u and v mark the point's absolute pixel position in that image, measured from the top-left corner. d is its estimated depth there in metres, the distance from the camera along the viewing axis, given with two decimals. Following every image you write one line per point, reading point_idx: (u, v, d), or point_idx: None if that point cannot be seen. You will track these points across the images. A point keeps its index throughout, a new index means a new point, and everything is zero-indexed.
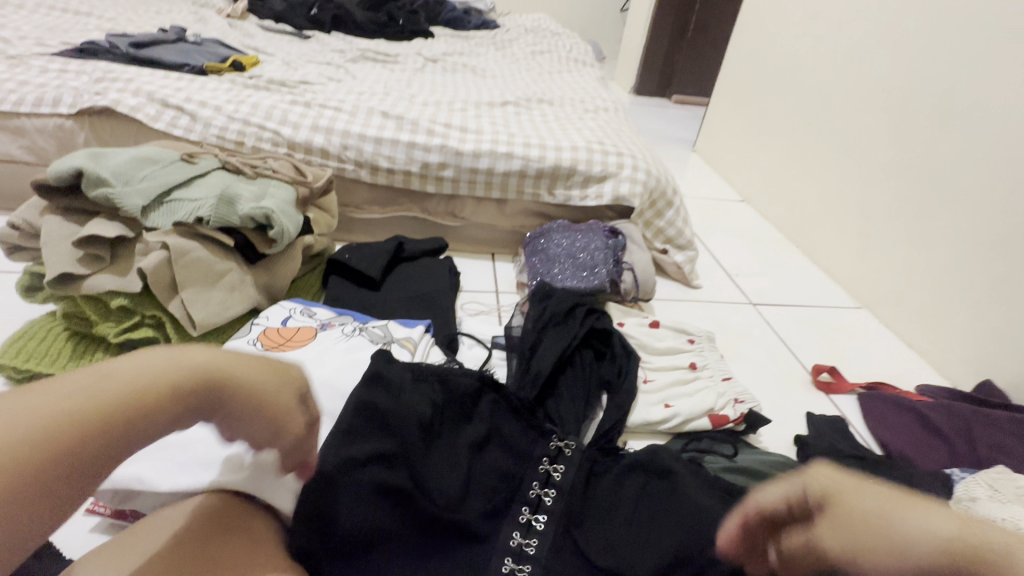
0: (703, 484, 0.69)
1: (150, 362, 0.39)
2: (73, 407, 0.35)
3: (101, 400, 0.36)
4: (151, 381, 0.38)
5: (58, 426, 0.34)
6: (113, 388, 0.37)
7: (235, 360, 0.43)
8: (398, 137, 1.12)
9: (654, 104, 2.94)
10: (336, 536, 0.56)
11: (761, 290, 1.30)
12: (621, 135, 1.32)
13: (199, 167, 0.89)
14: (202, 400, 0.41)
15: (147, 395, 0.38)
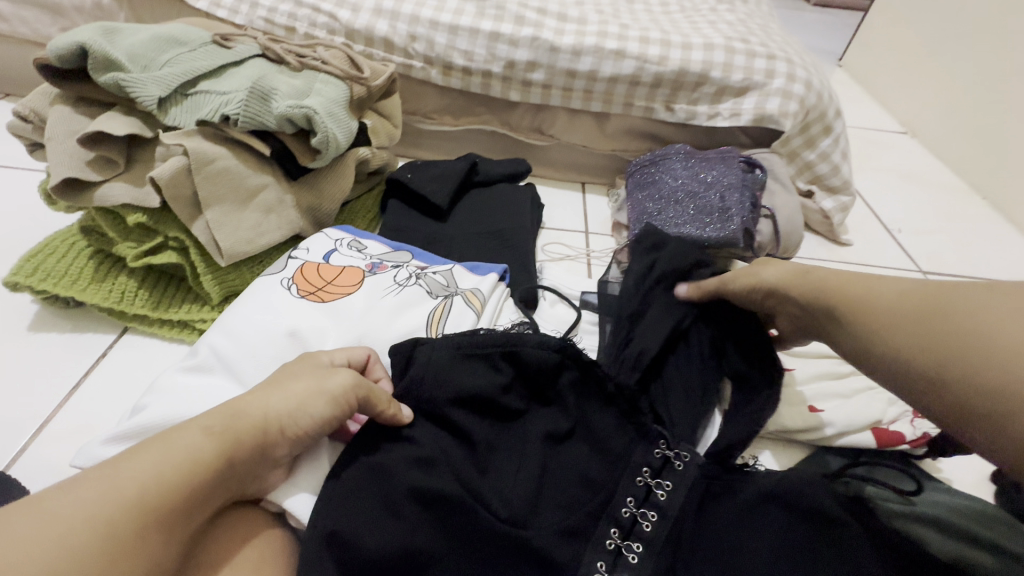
0: (877, 542, 0.47)
1: (183, 435, 0.35)
2: (122, 495, 0.32)
3: (150, 488, 0.33)
4: (194, 456, 0.35)
5: (112, 523, 0.31)
6: (167, 464, 0.34)
7: (270, 403, 0.39)
8: (478, 26, 0.88)
9: (788, 5, 2.38)
10: (364, 561, 0.42)
11: (933, 255, 0.99)
12: (771, 32, 0.99)
13: (234, 52, 0.71)
14: (254, 452, 0.38)
15: (197, 469, 0.35)
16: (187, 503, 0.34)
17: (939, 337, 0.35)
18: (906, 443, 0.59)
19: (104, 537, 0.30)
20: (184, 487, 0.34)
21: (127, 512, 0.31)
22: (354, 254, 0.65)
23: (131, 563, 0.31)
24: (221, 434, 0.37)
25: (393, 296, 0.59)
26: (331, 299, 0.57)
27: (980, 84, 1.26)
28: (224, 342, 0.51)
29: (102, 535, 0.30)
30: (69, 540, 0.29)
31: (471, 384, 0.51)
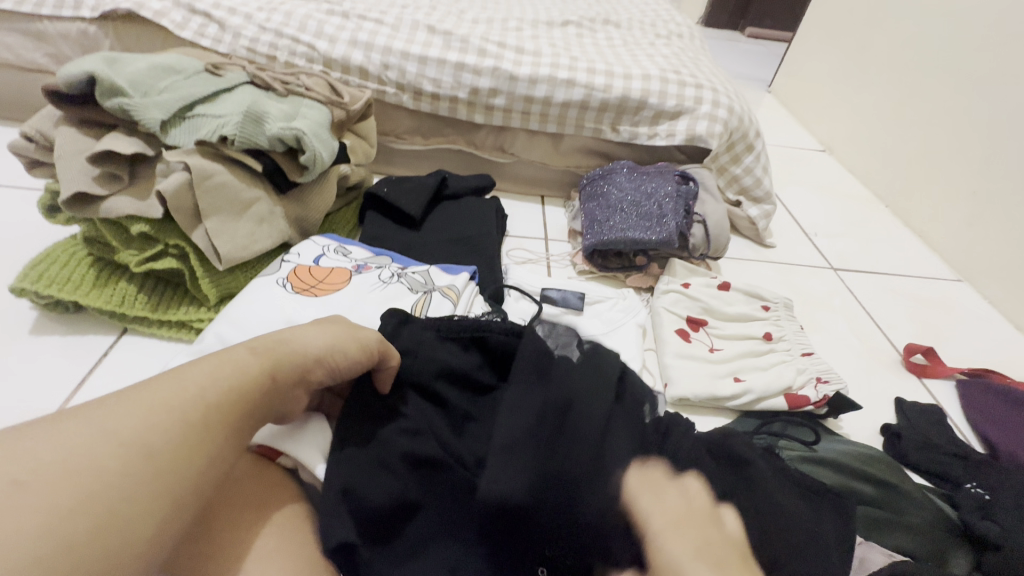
0: (781, 476, 0.57)
1: (229, 360, 0.39)
2: (184, 402, 0.36)
3: (205, 398, 0.37)
4: (244, 372, 0.39)
5: (177, 424, 0.35)
6: (220, 378, 0.38)
7: (307, 340, 0.44)
8: (445, 57, 0.99)
9: (723, 37, 2.62)
10: (367, 511, 0.50)
11: (843, 254, 1.15)
12: (700, 65, 1.14)
13: (225, 79, 0.79)
14: (292, 380, 0.43)
15: (244, 385, 0.39)
16: (239, 417, 0.38)
17: None
18: (810, 403, 0.72)
19: (170, 434, 0.34)
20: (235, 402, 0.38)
21: (189, 417, 0.35)
22: (340, 258, 0.73)
23: (197, 454, 0.35)
24: (262, 361, 0.41)
25: (377, 292, 0.67)
26: (324, 295, 0.65)
27: (880, 109, 1.46)
28: (231, 332, 0.58)
29: (168, 435, 0.34)
30: (142, 437, 0.33)
31: (449, 359, 0.58)
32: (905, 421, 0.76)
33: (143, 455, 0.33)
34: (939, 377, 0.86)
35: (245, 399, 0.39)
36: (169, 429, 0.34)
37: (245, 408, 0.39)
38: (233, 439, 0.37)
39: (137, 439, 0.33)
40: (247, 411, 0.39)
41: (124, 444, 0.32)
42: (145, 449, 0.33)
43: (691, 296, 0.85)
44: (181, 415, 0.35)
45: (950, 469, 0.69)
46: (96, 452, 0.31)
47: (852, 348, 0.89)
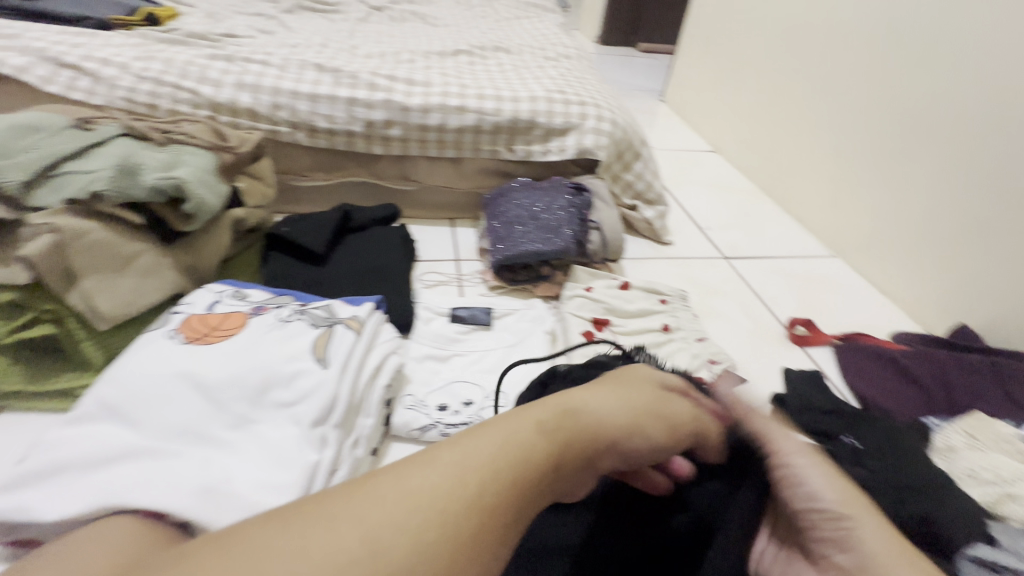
0: None
1: (512, 439, 0.35)
2: (412, 504, 0.29)
3: (415, 500, 0.29)
4: (506, 453, 0.33)
5: (386, 539, 0.27)
6: (480, 463, 0.32)
7: (601, 412, 0.40)
8: (336, 93, 1.00)
9: (619, 54, 2.80)
10: None
11: (733, 243, 1.25)
12: (585, 83, 1.22)
13: (95, 133, 0.76)
14: (542, 475, 0.34)
15: (507, 469, 0.33)
16: (495, 520, 0.30)
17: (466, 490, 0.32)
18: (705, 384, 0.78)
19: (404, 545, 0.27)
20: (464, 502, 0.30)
21: (398, 535, 0.27)
22: (237, 302, 0.72)
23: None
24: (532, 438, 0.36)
25: (275, 332, 0.67)
26: (217, 342, 0.64)
27: (753, 111, 1.62)
28: (112, 392, 0.56)
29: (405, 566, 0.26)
30: (375, 553, 0.26)
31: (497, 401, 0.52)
32: (790, 388, 0.84)
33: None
34: (818, 344, 0.96)
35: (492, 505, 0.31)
36: (383, 550, 0.27)
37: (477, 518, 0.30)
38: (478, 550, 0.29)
39: (351, 556, 0.26)
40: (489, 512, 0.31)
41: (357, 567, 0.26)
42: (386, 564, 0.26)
43: (593, 299, 0.91)
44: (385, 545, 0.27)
45: (829, 426, 0.77)
46: None
47: (743, 329, 0.98)
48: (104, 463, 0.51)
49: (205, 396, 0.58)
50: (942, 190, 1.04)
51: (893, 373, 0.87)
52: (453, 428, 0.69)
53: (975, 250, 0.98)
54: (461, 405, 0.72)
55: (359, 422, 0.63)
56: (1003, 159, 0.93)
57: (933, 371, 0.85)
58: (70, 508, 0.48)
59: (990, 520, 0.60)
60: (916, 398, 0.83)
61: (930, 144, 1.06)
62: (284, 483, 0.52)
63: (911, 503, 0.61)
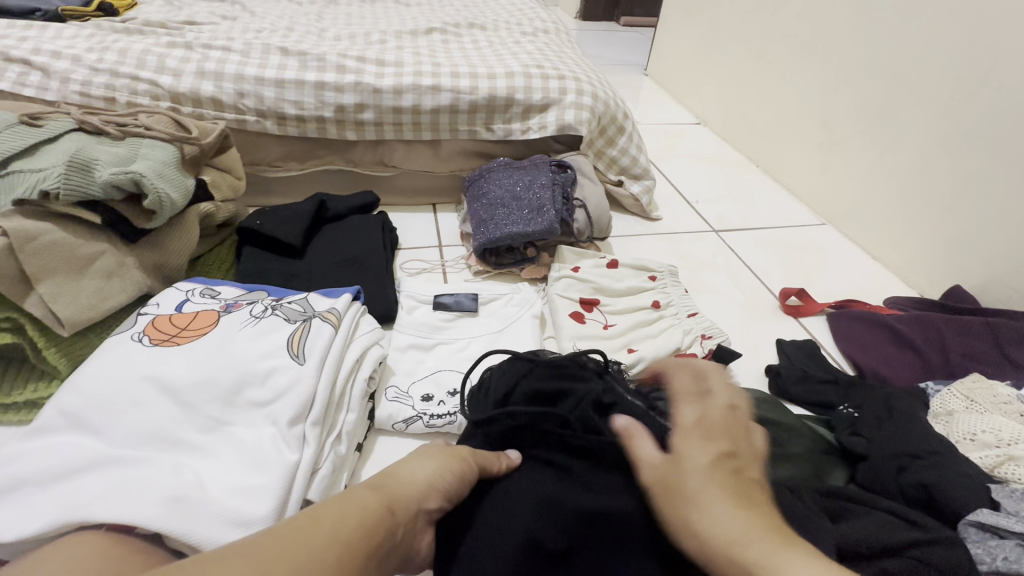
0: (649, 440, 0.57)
1: (352, 495, 0.41)
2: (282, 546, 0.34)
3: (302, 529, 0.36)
4: (361, 508, 0.40)
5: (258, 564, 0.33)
6: (343, 509, 0.39)
7: (414, 470, 0.46)
8: (303, 77, 0.96)
9: (601, 29, 2.73)
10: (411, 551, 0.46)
11: (723, 216, 1.23)
12: (564, 56, 1.18)
13: (46, 129, 0.72)
14: (382, 514, 0.41)
15: (364, 520, 0.39)
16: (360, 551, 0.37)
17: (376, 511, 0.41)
18: (698, 359, 0.76)
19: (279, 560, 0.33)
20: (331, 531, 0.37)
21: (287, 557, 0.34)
22: (207, 300, 0.69)
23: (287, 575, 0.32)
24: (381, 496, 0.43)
25: (248, 329, 0.63)
26: (186, 343, 0.61)
27: (739, 80, 1.58)
28: (73, 401, 0.53)
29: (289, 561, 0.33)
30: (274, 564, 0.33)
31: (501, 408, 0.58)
32: (785, 359, 0.83)
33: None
34: (812, 314, 0.94)
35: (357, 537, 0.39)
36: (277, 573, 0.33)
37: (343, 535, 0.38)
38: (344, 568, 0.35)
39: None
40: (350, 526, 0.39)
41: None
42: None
43: (581, 279, 0.88)
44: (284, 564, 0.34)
45: (826, 395, 0.75)
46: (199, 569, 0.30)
47: (735, 303, 0.96)
48: (68, 477, 0.48)
49: (174, 399, 0.55)
50: (932, 151, 1.02)
51: (888, 339, 0.85)
52: (438, 419, 0.67)
53: (967, 210, 0.96)
54: (447, 394, 0.69)
55: (340, 418, 0.61)
56: (995, 110, 0.91)
57: (928, 335, 0.84)
58: (29, 527, 0.45)
59: (992, 483, 0.59)
60: (912, 363, 0.81)
61: (919, 102, 1.04)
62: (260, 486, 0.50)
63: (909, 471, 0.59)
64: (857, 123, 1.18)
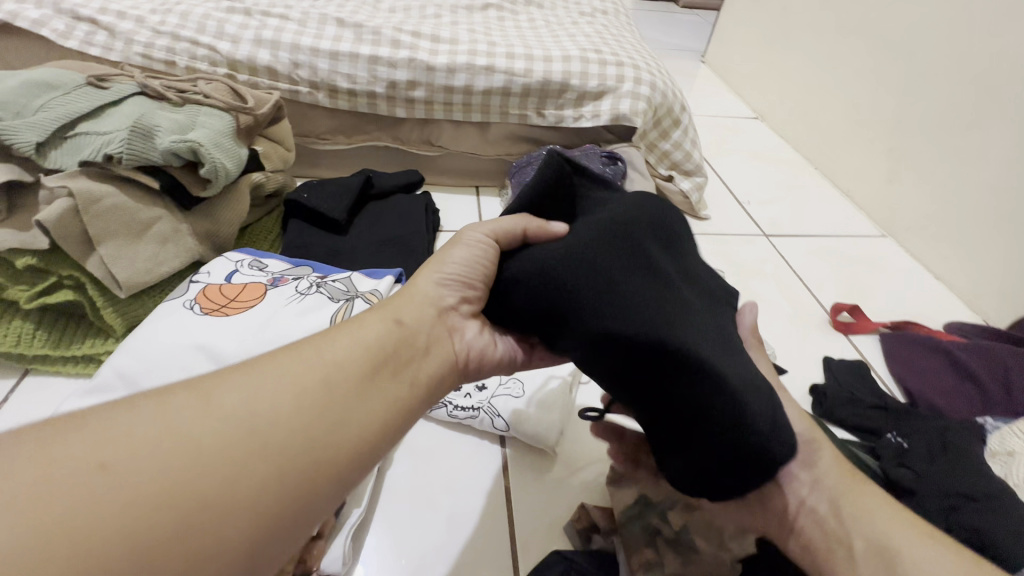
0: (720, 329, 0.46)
1: (354, 340, 0.39)
2: (184, 460, 0.29)
3: (237, 430, 0.31)
4: (338, 363, 0.37)
5: (153, 516, 0.27)
6: (335, 355, 0.37)
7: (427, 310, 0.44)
8: (357, 51, 0.95)
9: (658, 9, 2.62)
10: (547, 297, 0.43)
11: (775, 219, 1.17)
12: (622, 41, 1.13)
13: (111, 92, 0.74)
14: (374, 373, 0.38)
15: (338, 376, 0.36)
16: (325, 401, 0.35)
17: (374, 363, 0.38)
18: None
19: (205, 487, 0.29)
20: (301, 415, 0.33)
21: (216, 487, 0.29)
22: (254, 273, 0.70)
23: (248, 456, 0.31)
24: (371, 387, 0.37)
25: (293, 306, 0.64)
26: (234, 314, 0.62)
27: (804, 76, 1.49)
28: (128, 363, 0.55)
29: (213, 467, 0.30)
30: (122, 518, 0.27)
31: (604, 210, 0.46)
32: (832, 379, 0.80)
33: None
34: (864, 332, 0.90)
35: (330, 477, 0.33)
36: (146, 503, 0.27)
37: (338, 426, 0.35)
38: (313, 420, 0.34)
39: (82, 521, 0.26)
40: (348, 429, 0.35)
41: (120, 537, 0.26)
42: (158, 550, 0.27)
43: None
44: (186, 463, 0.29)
45: (874, 421, 0.72)
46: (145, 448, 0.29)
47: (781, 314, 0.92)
48: None
49: None
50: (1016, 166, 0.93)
51: (946, 367, 0.81)
52: (461, 412, 0.66)
53: None
54: (474, 388, 0.68)
55: None
56: None
57: (991, 367, 0.79)
58: None
59: None
60: (971, 396, 0.77)
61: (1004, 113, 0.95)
62: None
63: (960, 512, 0.56)
64: (932, 129, 1.09)
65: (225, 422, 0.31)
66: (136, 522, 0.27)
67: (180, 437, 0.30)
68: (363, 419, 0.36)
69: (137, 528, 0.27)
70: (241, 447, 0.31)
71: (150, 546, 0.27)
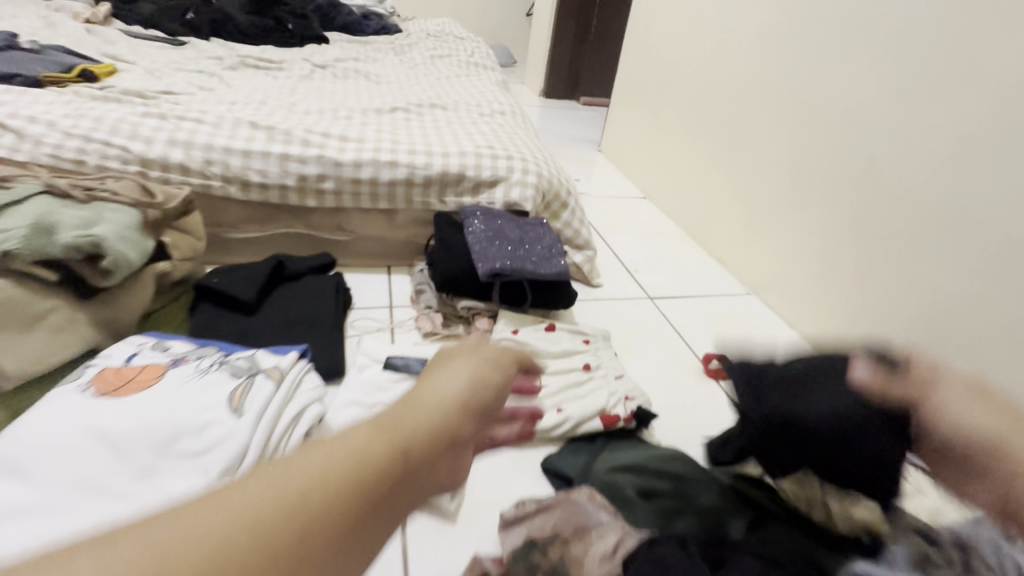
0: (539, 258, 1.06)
1: (415, 403, 0.36)
2: (277, 497, 0.26)
3: (332, 478, 0.28)
4: (404, 436, 0.33)
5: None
6: (431, 414, 0.36)
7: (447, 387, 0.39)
8: (269, 149, 1.05)
9: (561, 107, 2.89)
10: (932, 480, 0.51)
11: (658, 284, 1.33)
12: (515, 139, 1.28)
13: (14, 192, 0.77)
14: (430, 439, 0.34)
15: (394, 443, 0.32)
16: (394, 472, 0.31)
17: (423, 449, 0.33)
18: (620, 420, 0.82)
19: None
20: (365, 480, 0.29)
21: (286, 540, 0.25)
22: (157, 354, 0.72)
23: (350, 538, 0.27)
24: (454, 414, 0.37)
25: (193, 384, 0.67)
26: (127, 396, 0.64)
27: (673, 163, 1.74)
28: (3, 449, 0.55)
29: (292, 542, 0.25)
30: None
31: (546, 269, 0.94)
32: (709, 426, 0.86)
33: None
34: None
35: (390, 479, 0.30)
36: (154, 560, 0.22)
37: (422, 486, 0.33)
38: (390, 491, 0.30)
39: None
40: (429, 483, 0.34)
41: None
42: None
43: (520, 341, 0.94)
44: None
45: None
46: (210, 531, 0.24)
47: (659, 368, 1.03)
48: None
49: (110, 451, 0.58)
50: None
51: None
52: None
53: None
54: None
55: None
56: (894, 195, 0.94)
57: None
58: None
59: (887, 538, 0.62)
60: None
61: None
62: None
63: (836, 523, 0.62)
64: None
65: (231, 515, 0.24)
66: (198, 530, 0.23)
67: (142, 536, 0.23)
68: (424, 444, 0.34)
69: None
70: (285, 486, 0.27)
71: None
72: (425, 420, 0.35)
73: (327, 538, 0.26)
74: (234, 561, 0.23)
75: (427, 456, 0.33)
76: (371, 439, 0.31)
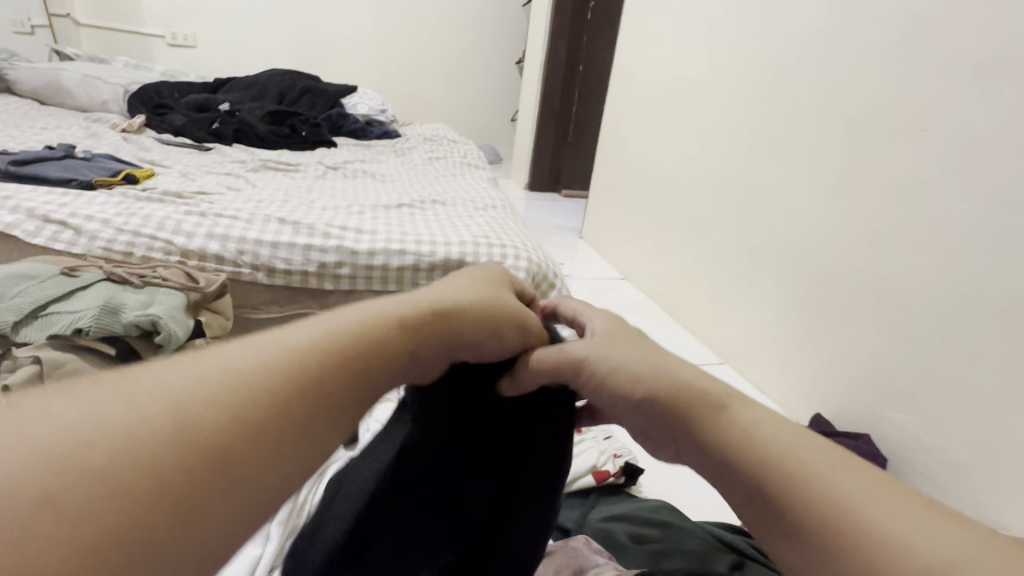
0: None
1: (373, 326, 0.42)
2: (172, 408, 0.29)
3: (249, 389, 0.32)
4: (340, 342, 0.39)
5: (144, 470, 0.26)
6: (369, 337, 0.41)
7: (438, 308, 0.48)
8: (294, 241, 1.20)
9: (546, 199, 3.18)
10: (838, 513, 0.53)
11: None
12: (508, 229, 1.46)
13: (81, 279, 0.90)
14: (373, 353, 0.40)
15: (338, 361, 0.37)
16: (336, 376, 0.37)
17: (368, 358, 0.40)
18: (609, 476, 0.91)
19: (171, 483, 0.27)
20: (293, 399, 0.33)
21: (201, 431, 0.29)
22: None
23: (266, 431, 0.31)
24: (398, 332, 0.43)
25: None
26: None
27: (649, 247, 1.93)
28: None
29: (207, 442, 0.29)
30: (114, 472, 0.26)
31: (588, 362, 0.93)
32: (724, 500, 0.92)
33: (66, 514, 0.24)
34: None
35: (317, 402, 0.35)
36: (56, 458, 0.25)
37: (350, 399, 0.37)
38: (311, 405, 0.34)
39: (74, 441, 0.26)
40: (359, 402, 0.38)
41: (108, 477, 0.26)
42: (214, 427, 0.29)
43: None
44: (64, 456, 0.26)
45: None
46: (115, 429, 0.27)
47: None
48: None
49: None
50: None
51: None
52: None
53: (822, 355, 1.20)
54: None
55: None
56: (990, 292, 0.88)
57: None
58: None
59: None
60: None
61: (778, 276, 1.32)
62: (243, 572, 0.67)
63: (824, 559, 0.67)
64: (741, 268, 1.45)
65: (154, 401, 0.29)
66: (116, 437, 0.27)
67: (63, 420, 0.27)
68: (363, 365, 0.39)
69: (105, 482, 0.25)
70: (216, 392, 0.31)
71: (113, 459, 0.26)
72: (373, 338, 0.41)
73: (230, 448, 0.30)
74: (120, 464, 0.26)
75: (357, 376, 0.38)
76: (292, 361, 0.35)
